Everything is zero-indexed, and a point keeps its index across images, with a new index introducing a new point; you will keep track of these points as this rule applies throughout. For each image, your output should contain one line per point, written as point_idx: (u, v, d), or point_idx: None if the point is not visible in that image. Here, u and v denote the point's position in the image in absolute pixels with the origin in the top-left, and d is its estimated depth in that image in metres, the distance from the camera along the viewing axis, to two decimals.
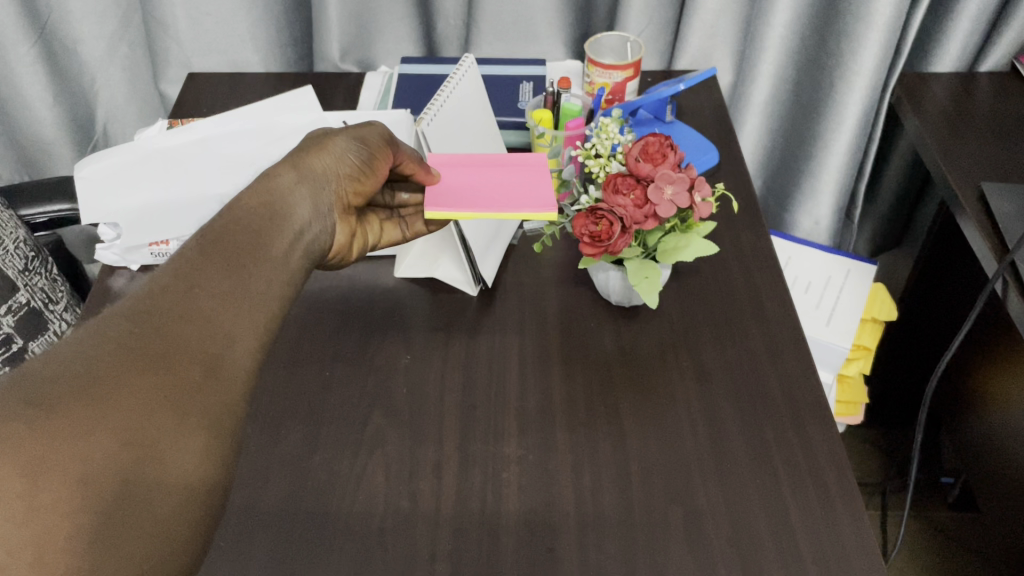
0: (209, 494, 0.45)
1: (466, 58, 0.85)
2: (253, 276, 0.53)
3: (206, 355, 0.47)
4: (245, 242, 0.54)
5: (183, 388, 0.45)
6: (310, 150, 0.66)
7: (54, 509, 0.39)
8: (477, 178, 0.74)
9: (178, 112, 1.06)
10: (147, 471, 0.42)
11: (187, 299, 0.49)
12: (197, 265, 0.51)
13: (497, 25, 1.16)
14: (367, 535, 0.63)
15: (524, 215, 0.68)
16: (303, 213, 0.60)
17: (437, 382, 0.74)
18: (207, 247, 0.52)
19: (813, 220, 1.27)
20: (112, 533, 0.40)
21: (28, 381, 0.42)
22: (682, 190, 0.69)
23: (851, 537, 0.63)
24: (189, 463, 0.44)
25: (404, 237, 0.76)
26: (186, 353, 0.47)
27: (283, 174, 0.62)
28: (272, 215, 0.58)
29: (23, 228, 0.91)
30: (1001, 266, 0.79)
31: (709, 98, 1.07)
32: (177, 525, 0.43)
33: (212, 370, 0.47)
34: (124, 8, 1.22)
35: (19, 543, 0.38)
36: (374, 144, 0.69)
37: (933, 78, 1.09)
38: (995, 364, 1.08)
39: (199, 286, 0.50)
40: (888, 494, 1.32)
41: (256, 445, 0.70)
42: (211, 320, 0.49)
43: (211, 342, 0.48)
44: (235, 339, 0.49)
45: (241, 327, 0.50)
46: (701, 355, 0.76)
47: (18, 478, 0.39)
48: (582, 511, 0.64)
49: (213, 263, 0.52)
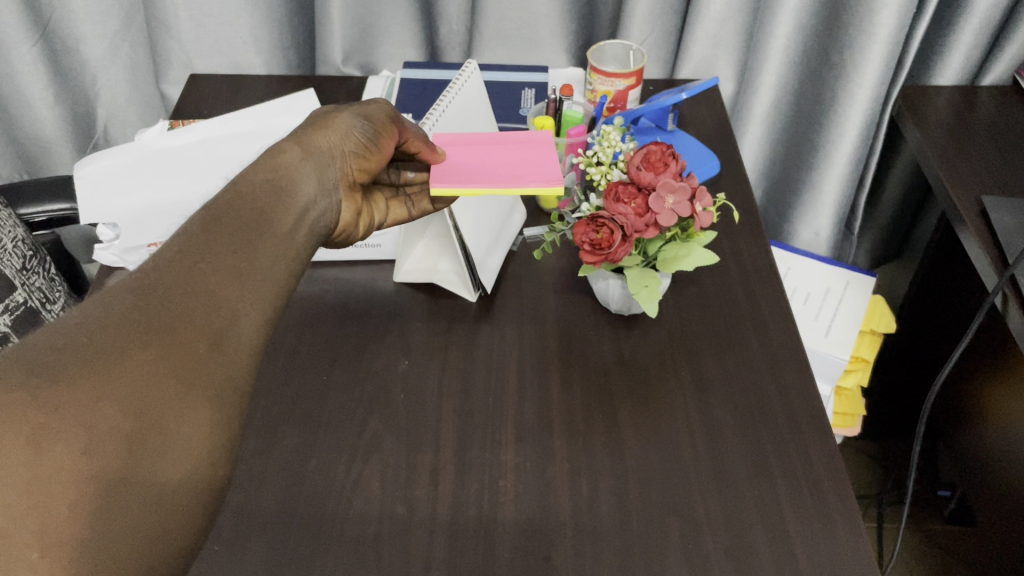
0: (214, 469, 0.44)
1: (468, 64, 0.84)
2: (259, 250, 0.52)
3: (212, 329, 0.47)
4: (250, 216, 0.53)
5: (188, 360, 0.45)
6: (316, 127, 0.65)
7: (57, 479, 0.38)
8: (479, 154, 0.74)
9: (179, 113, 1.06)
10: (152, 441, 0.42)
11: (190, 273, 0.48)
12: (200, 240, 0.50)
13: (500, 31, 1.16)
14: (361, 542, 0.63)
15: (529, 189, 0.68)
16: (309, 190, 0.60)
17: (436, 387, 0.74)
18: (211, 221, 0.51)
19: (813, 230, 1.27)
20: (116, 505, 0.40)
21: (32, 351, 0.42)
22: (684, 199, 0.69)
23: (849, 549, 0.62)
24: (193, 435, 0.44)
25: (410, 215, 0.75)
26: (192, 326, 0.46)
27: (288, 151, 0.61)
28: (278, 188, 0.57)
29: (21, 227, 0.91)
30: (1001, 280, 0.79)
31: (710, 107, 1.08)
32: (181, 498, 0.42)
33: (218, 344, 0.47)
34: (127, 9, 1.23)
35: (22, 511, 0.38)
36: (378, 122, 0.69)
37: (934, 91, 1.09)
38: (995, 376, 1.08)
39: (203, 259, 0.49)
40: (884, 506, 1.31)
41: (251, 449, 0.69)
42: (218, 293, 0.48)
43: (216, 316, 0.47)
44: (241, 314, 0.49)
45: (247, 301, 0.49)
46: (700, 365, 0.76)
47: (21, 445, 0.38)
48: (580, 521, 0.64)
49: (219, 237, 0.51)
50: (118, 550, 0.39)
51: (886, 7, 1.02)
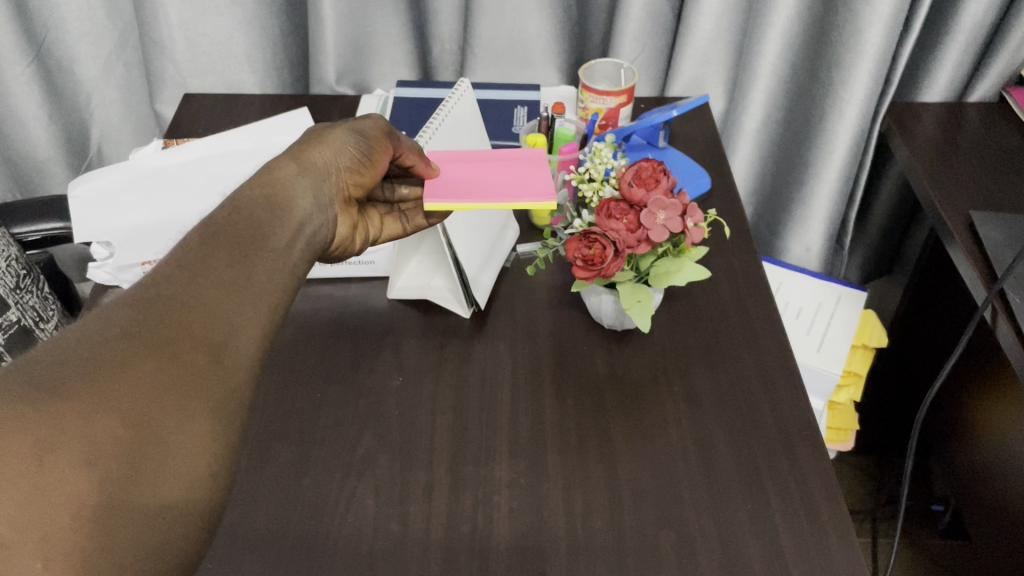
0: (214, 478, 0.44)
1: (462, 82, 0.85)
2: (255, 265, 0.52)
3: (211, 343, 0.47)
4: (247, 231, 0.53)
5: (187, 373, 0.45)
6: (311, 143, 0.66)
7: (59, 491, 0.39)
8: (474, 171, 0.74)
9: (173, 133, 1.07)
10: (152, 449, 0.42)
11: (188, 288, 0.48)
12: (196, 256, 0.50)
13: (493, 50, 1.17)
14: (355, 559, 0.62)
15: (523, 204, 0.69)
16: (303, 207, 0.59)
17: (430, 403, 0.74)
18: (208, 236, 0.51)
19: (804, 246, 1.28)
20: (116, 515, 0.40)
21: (34, 365, 0.42)
22: (675, 215, 0.70)
23: (842, 562, 0.62)
24: (192, 447, 0.43)
25: (405, 230, 0.75)
26: (192, 338, 0.46)
27: (284, 168, 0.61)
28: (275, 203, 0.57)
29: (16, 246, 0.91)
30: (990, 294, 0.80)
31: (701, 124, 1.09)
32: (180, 508, 0.42)
33: (215, 356, 0.47)
34: (121, 30, 1.23)
35: (25, 520, 0.38)
36: (373, 137, 0.70)
37: (921, 108, 1.11)
38: (984, 391, 1.09)
39: (201, 275, 0.49)
40: (877, 521, 1.32)
41: (245, 467, 0.69)
42: (216, 309, 0.48)
43: (214, 328, 0.47)
44: (239, 328, 0.49)
45: (245, 316, 0.49)
46: (692, 379, 0.76)
47: (23, 456, 0.38)
48: (574, 538, 0.64)
49: (215, 253, 0.51)
50: (118, 560, 0.39)
51: (870, 25, 1.04)
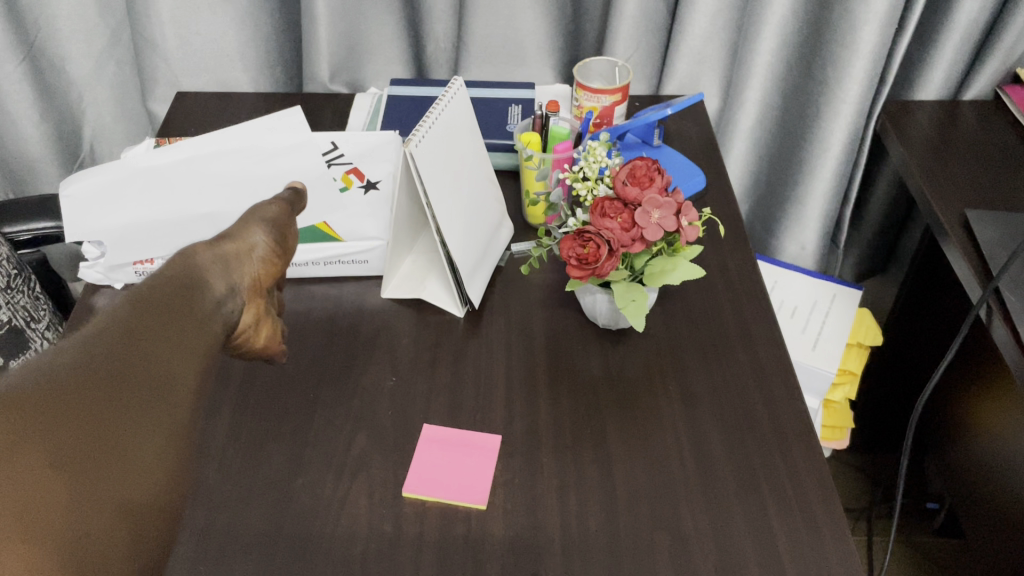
0: (162, 504, 0.47)
1: (454, 80, 0.82)
2: (190, 312, 0.54)
3: (161, 373, 0.49)
4: (183, 280, 0.56)
5: (139, 406, 0.47)
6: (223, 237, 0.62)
7: (4, 508, 0.39)
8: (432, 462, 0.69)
9: (166, 131, 1.06)
10: (112, 464, 0.44)
11: (134, 327, 0.50)
12: (135, 303, 0.52)
13: (488, 48, 1.17)
14: (349, 560, 0.62)
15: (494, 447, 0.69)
16: (219, 288, 0.58)
17: (424, 402, 0.74)
18: (145, 288, 0.53)
19: (799, 245, 1.29)
20: None
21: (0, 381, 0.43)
22: (670, 214, 0.69)
23: (838, 563, 0.62)
24: (150, 465, 0.46)
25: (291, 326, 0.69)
26: (129, 381, 0.47)
27: (199, 251, 0.59)
28: (191, 285, 0.56)
29: (7, 245, 0.90)
30: (985, 292, 0.80)
31: (696, 122, 1.09)
32: (113, 536, 0.43)
33: (164, 388, 0.49)
34: (113, 28, 1.23)
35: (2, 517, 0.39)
36: (282, 226, 0.67)
37: (916, 105, 1.11)
38: (981, 390, 1.08)
39: (144, 321, 0.51)
40: (872, 520, 1.32)
41: (237, 468, 0.69)
42: (162, 347, 0.51)
43: (157, 371, 0.49)
44: (183, 366, 0.51)
45: (184, 356, 0.52)
46: (688, 378, 0.76)
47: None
48: (569, 538, 0.64)
49: (155, 299, 0.53)
50: None
51: (864, 23, 1.04)
